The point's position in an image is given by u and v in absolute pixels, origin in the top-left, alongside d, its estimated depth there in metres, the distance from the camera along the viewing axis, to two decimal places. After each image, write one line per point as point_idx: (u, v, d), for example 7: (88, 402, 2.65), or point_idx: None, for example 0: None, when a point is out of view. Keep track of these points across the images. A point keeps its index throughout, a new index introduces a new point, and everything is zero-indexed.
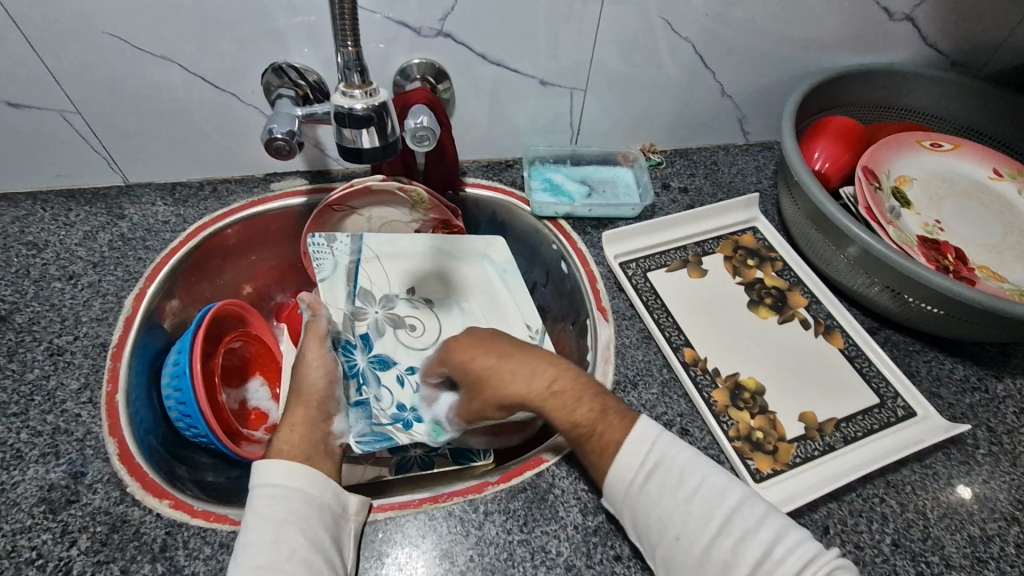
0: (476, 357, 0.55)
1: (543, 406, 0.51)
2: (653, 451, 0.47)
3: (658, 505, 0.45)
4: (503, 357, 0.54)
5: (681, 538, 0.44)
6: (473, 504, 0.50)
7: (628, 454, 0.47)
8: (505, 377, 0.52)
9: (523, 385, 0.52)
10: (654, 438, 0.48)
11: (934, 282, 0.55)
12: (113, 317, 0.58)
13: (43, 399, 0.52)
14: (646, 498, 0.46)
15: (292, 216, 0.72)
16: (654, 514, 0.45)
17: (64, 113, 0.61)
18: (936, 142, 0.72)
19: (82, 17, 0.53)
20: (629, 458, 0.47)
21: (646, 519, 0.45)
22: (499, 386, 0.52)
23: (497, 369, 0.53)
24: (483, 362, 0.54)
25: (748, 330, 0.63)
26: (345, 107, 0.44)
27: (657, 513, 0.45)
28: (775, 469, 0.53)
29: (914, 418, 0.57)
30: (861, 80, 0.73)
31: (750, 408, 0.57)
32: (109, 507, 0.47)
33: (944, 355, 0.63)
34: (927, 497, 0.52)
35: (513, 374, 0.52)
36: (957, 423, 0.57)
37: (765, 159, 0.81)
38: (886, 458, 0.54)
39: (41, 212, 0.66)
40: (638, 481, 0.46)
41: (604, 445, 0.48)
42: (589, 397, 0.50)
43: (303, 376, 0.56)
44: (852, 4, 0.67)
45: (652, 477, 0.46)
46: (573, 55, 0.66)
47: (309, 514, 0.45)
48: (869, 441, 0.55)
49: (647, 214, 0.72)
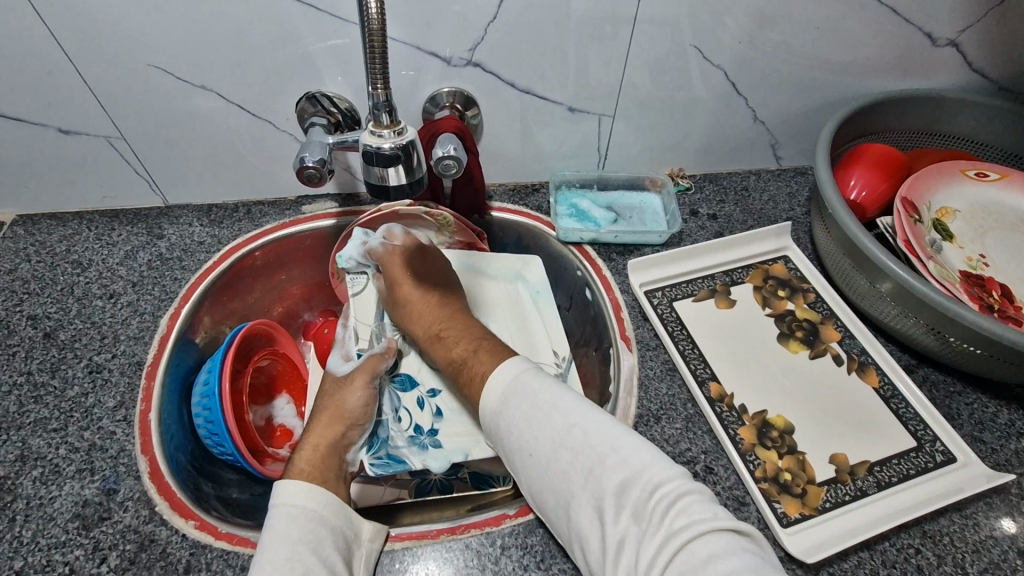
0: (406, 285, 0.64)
1: (431, 346, 0.61)
2: (513, 382, 0.52)
3: (518, 425, 0.49)
4: (424, 297, 0.63)
5: (534, 455, 0.48)
6: (491, 538, 0.50)
7: (492, 384, 0.52)
8: (417, 312, 0.63)
9: (421, 323, 0.63)
10: (517, 373, 0.52)
11: (977, 323, 0.52)
12: (149, 335, 0.60)
13: (81, 416, 0.54)
14: (506, 420, 0.50)
15: (322, 237, 0.74)
16: (510, 433, 0.50)
17: (110, 139, 0.63)
18: (982, 171, 0.68)
19: (132, 51, 0.56)
20: (494, 385, 0.52)
21: (505, 436, 0.50)
22: (408, 319, 0.64)
23: (412, 304, 0.63)
24: (405, 289, 0.64)
25: (776, 364, 0.61)
26: (374, 146, 0.45)
27: (513, 430, 0.50)
28: (803, 514, 0.51)
29: (953, 464, 0.55)
30: (900, 106, 0.71)
31: (778, 448, 0.55)
32: (138, 525, 0.48)
33: (988, 398, 0.59)
34: (967, 550, 0.50)
35: (422, 312, 0.63)
36: (1000, 471, 0.54)
37: (799, 185, 0.79)
38: (921, 507, 0.52)
39: (87, 232, 0.69)
40: (500, 406, 0.51)
41: (470, 377, 0.55)
42: (471, 342, 0.59)
43: (344, 400, 0.58)
44: (893, 28, 0.65)
45: (510, 403, 0.51)
46: (602, 81, 0.66)
47: (323, 535, 0.46)
48: (905, 487, 0.53)
49: (675, 241, 0.71)
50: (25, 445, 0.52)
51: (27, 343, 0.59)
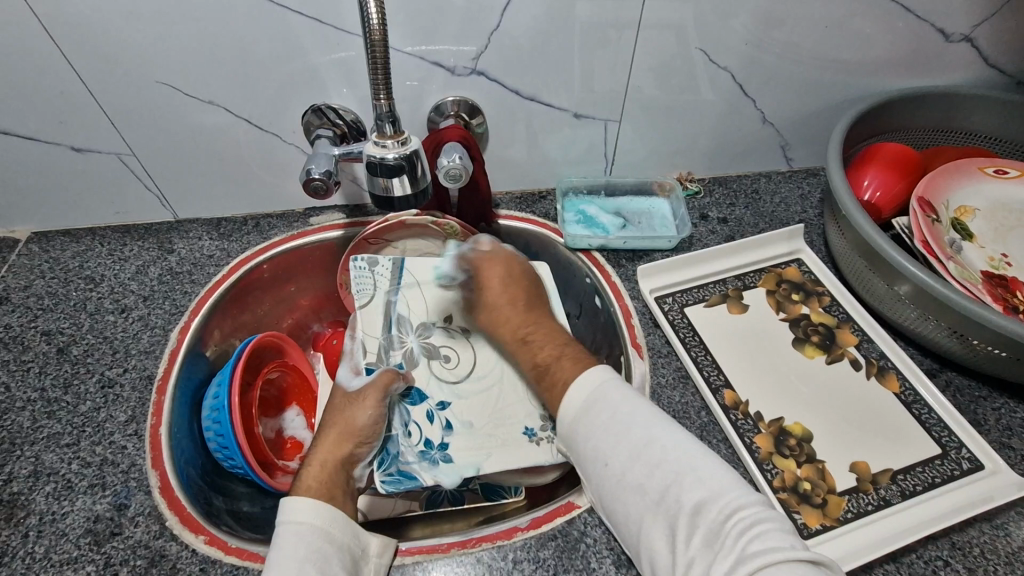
0: (496, 284, 0.64)
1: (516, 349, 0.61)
2: (596, 390, 0.51)
3: (596, 433, 0.49)
4: (512, 300, 0.63)
5: (608, 465, 0.47)
6: (502, 551, 0.49)
7: (573, 393, 0.52)
8: (504, 309, 0.63)
9: (507, 326, 0.63)
10: (602, 380, 0.52)
11: (1002, 325, 0.51)
12: (159, 349, 0.61)
13: (93, 431, 0.54)
14: (584, 428, 0.50)
15: (330, 248, 0.74)
16: (588, 441, 0.49)
17: (121, 156, 0.64)
18: (1001, 169, 0.67)
19: (140, 68, 0.56)
20: (575, 393, 0.52)
21: (583, 445, 0.50)
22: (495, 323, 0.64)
23: (499, 304, 0.64)
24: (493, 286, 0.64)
25: (793, 370, 0.60)
26: (377, 157, 0.45)
27: (590, 438, 0.49)
28: (825, 525, 0.49)
29: (982, 471, 0.53)
30: (914, 104, 0.70)
31: (796, 456, 0.53)
32: (149, 540, 0.48)
33: (1015, 402, 0.57)
34: (999, 562, 0.48)
35: (509, 312, 0.63)
36: None
37: (810, 187, 0.78)
38: (951, 517, 0.50)
39: (99, 247, 0.70)
40: (582, 411, 0.51)
41: (553, 382, 0.55)
42: (558, 347, 0.59)
43: (353, 418, 0.56)
44: (904, 25, 0.63)
45: (589, 412, 0.50)
46: (608, 86, 0.65)
47: (330, 553, 0.45)
48: (934, 497, 0.51)
49: (685, 246, 0.70)
50: (38, 460, 0.53)
51: (41, 358, 0.60)
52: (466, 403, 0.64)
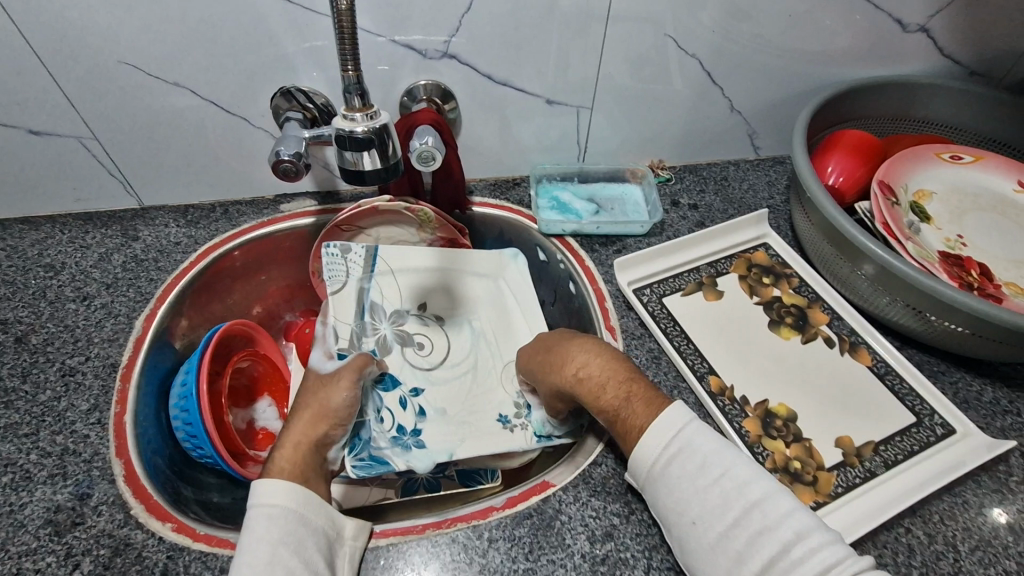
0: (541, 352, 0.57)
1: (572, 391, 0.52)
2: (678, 437, 0.45)
3: (677, 488, 0.44)
4: (555, 351, 0.56)
5: (696, 523, 0.43)
6: (477, 531, 0.49)
7: (652, 435, 0.46)
8: (556, 362, 0.55)
9: (563, 373, 0.53)
10: (683, 423, 0.46)
11: (959, 300, 0.52)
12: (124, 337, 0.59)
13: (54, 420, 0.53)
14: (667, 481, 0.45)
15: (301, 236, 0.73)
16: (673, 497, 0.44)
17: (82, 139, 0.62)
18: (956, 154, 0.70)
19: (100, 49, 0.55)
20: (652, 440, 0.46)
21: (666, 500, 0.45)
22: (545, 367, 0.55)
23: (558, 360, 0.54)
24: (541, 358, 0.57)
25: (764, 349, 0.61)
26: (346, 130, 0.45)
27: (674, 495, 0.44)
28: (818, 502, 0.50)
29: (954, 436, 0.55)
30: (875, 92, 0.72)
31: (784, 437, 0.54)
32: (112, 529, 0.47)
33: (972, 376, 0.60)
34: (958, 528, 0.49)
35: (561, 361, 0.54)
36: (1001, 440, 0.54)
37: (777, 174, 0.80)
38: (930, 485, 0.51)
39: (60, 235, 0.67)
40: (660, 465, 0.45)
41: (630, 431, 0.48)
42: (620, 383, 0.50)
43: (329, 398, 0.55)
44: (863, 16, 0.66)
45: (673, 462, 0.45)
46: (580, 73, 0.66)
47: (304, 536, 0.43)
48: (911, 466, 0.53)
49: (658, 230, 0.71)
50: None
51: None
52: (440, 389, 0.65)
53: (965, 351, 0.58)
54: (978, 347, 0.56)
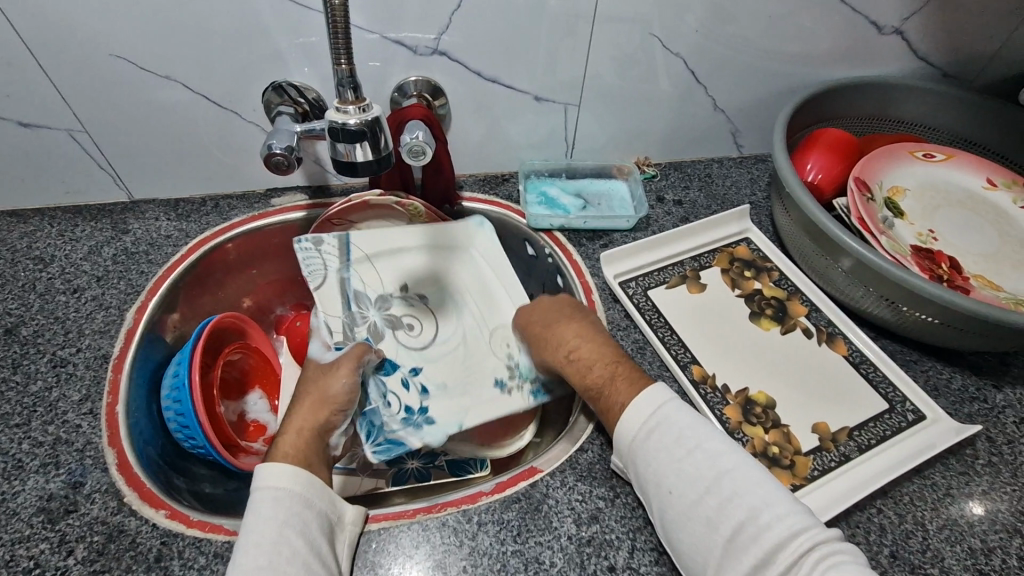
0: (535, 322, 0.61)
1: (563, 369, 0.56)
2: (657, 412, 0.48)
3: (656, 463, 0.46)
4: (549, 326, 0.59)
5: (672, 493, 0.45)
6: (467, 514, 0.50)
7: (634, 409, 0.49)
8: (549, 339, 0.58)
9: (553, 350, 0.57)
10: (663, 401, 0.49)
11: (930, 292, 0.55)
12: (115, 329, 0.59)
13: (45, 410, 0.53)
14: (644, 453, 0.47)
15: (292, 229, 0.74)
16: (650, 469, 0.46)
17: (72, 132, 0.62)
18: (928, 153, 0.73)
19: (91, 43, 0.55)
20: (634, 414, 0.49)
21: (645, 474, 0.47)
22: (539, 348, 0.59)
23: (551, 336, 0.58)
24: (535, 327, 0.61)
25: (745, 340, 0.63)
26: (339, 122, 0.46)
27: (651, 467, 0.46)
28: (794, 484, 0.52)
29: (924, 421, 0.57)
30: (852, 93, 0.74)
31: (763, 423, 0.56)
32: (106, 516, 0.48)
33: (942, 364, 0.62)
34: (927, 508, 0.52)
35: (554, 339, 0.58)
36: (968, 425, 0.57)
37: (759, 171, 0.82)
38: (900, 467, 0.53)
39: (49, 228, 0.67)
40: (641, 435, 0.48)
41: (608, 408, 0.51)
42: (607, 365, 0.54)
43: (329, 386, 0.56)
44: (841, 19, 0.68)
45: (652, 435, 0.47)
46: (567, 71, 0.67)
47: (310, 518, 0.44)
48: (883, 450, 0.55)
49: (643, 225, 0.73)
50: None
51: None
52: (437, 365, 0.66)
53: (936, 341, 0.61)
54: (948, 337, 0.59)
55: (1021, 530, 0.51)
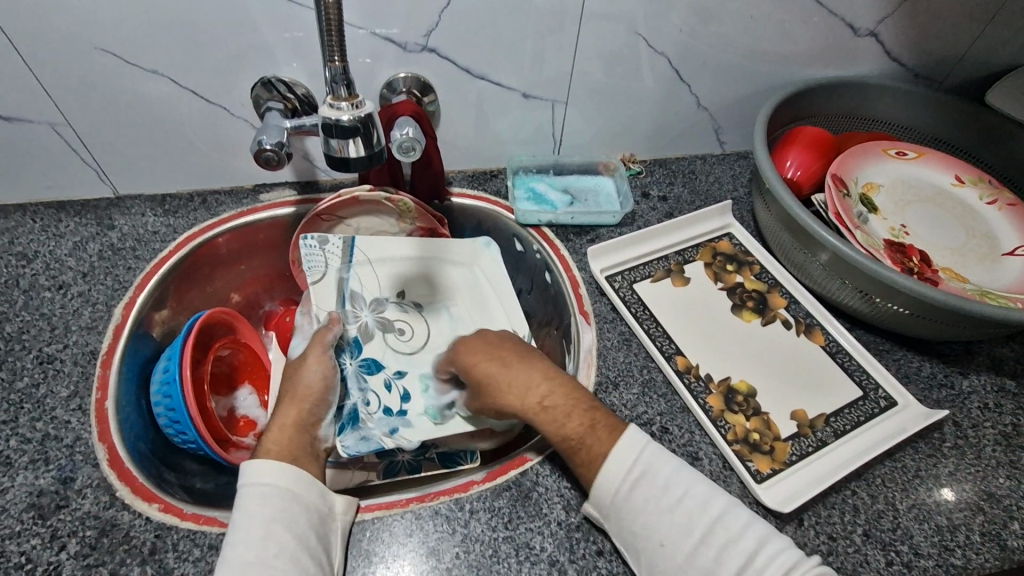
0: (482, 362, 0.58)
1: (534, 418, 0.52)
2: (640, 461, 0.48)
3: (643, 513, 0.46)
4: (502, 365, 0.56)
5: (665, 545, 0.45)
6: (459, 503, 0.51)
7: (615, 461, 0.48)
8: (511, 381, 0.55)
9: (518, 394, 0.54)
10: (641, 447, 0.48)
11: (903, 286, 0.57)
12: (103, 325, 0.59)
13: (32, 407, 0.53)
14: (631, 506, 0.46)
15: (280, 225, 0.74)
16: (639, 522, 0.46)
17: (56, 126, 0.62)
18: (901, 151, 0.76)
19: (75, 36, 0.55)
20: (614, 466, 0.47)
21: (630, 526, 0.46)
22: (499, 394, 0.55)
23: (517, 376, 0.55)
24: (486, 367, 0.57)
25: (729, 331, 0.65)
26: (332, 119, 0.46)
27: (640, 522, 0.46)
28: (774, 469, 0.54)
29: (896, 407, 0.60)
30: (829, 92, 0.77)
31: (744, 411, 0.58)
32: (98, 511, 0.48)
33: (912, 353, 0.65)
34: (897, 489, 0.54)
35: (516, 384, 0.54)
36: (936, 410, 0.60)
37: (740, 168, 0.84)
38: (873, 450, 0.56)
39: (31, 223, 0.67)
40: (624, 490, 0.47)
41: (588, 459, 0.49)
42: (583, 414, 0.51)
43: (300, 377, 0.57)
44: (819, 20, 0.70)
45: (637, 486, 0.47)
46: (555, 69, 0.68)
47: (298, 513, 0.45)
48: (857, 434, 0.57)
49: (629, 221, 0.75)
50: None
51: None
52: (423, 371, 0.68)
53: (906, 331, 0.64)
54: (920, 328, 0.62)
55: (984, 508, 0.54)
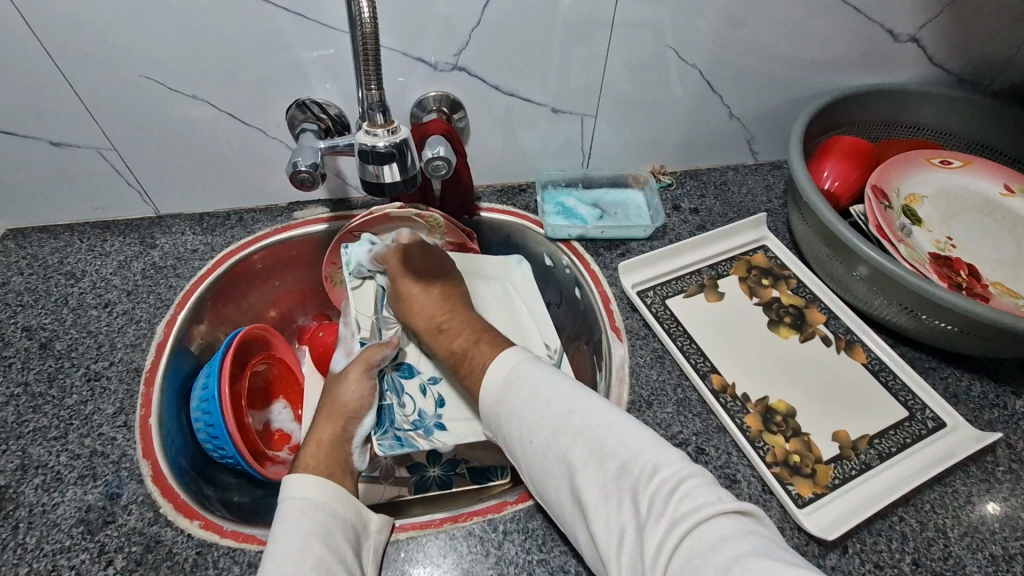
0: (406, 280, 0.65)
1: (433, 337, 0.62)
2: (513, 370, 0.52)
3: (519, 418, 0.49)
4: (423, 290, 0.64)
5: (533, 443, 0.48)
6: (493, 523, 0.51)
7: (493, 371, 0.52)
8: (422, 304, 0.63)
9: (423, 315, 0.63)
10: (518, 359, 0.53)
11: (949, 301, 0.55)
12: (146, 342, 0.61)
13: (81, 424, 0.55)
14: (506, 410, 0.50)
15: (314, 242, 0.75)
16: (512, 422, 0.50)
17: (102, 150, 0.64)
18: (946, 159, 0.73)
19: (121, 64, 0.57)
20: (496, 370, 0.52)
21: (506, 427, 0.50)
22: (415, 313, 0.64)
23: (423, 300, 0.63)
24: (409, 285, 0.64)
25: (766, 348, 0.64)
26: (368, 144, 0.47)
27: (515, 422, 0.49)
28: (816, 493, 0.53)
29: (945, 428, 0.57)
30: (868, 100, 0.75)
31: (784, 432, 0.57)
32: (143, 527, 0.49)
33: (961, 371, 0.62)
34: (947, 516, 0.52)
35: (428, 306, 0.63)
36: (989, 432, 0.57)
37: (774, 178, 0.82)
38: (920, 475, 0.54)
39: (78, 243, 0.69)
40: (500, 395, 0.51)
41: (470, 369, 0.56)
42: (471, 334, 0.59)
43: (338, 393, 0.58)
44: (857, 25, 0.68)
45: (511, 392, 0.51)
46: (585, 82, 0.68)
47: (334, 528, 0.46)
48: (903, 457, 0.55)
49: (659, 234, 0.74)
50: (25, 454, 0.52)
51: (23, 355, 0.59)
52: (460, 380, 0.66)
53: (951, 347, 0.61)
54: (952, 337, 0.59)
55: None
